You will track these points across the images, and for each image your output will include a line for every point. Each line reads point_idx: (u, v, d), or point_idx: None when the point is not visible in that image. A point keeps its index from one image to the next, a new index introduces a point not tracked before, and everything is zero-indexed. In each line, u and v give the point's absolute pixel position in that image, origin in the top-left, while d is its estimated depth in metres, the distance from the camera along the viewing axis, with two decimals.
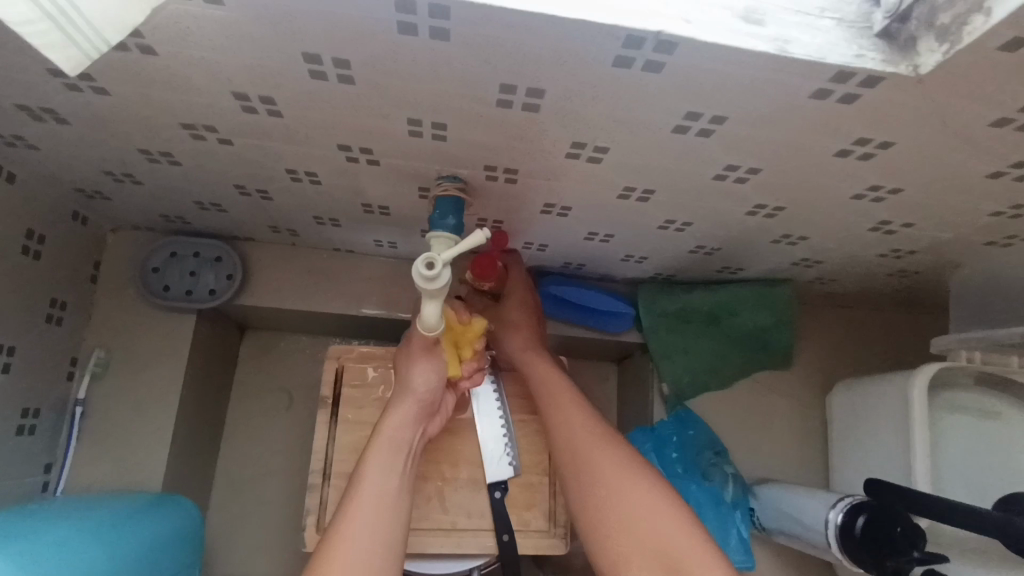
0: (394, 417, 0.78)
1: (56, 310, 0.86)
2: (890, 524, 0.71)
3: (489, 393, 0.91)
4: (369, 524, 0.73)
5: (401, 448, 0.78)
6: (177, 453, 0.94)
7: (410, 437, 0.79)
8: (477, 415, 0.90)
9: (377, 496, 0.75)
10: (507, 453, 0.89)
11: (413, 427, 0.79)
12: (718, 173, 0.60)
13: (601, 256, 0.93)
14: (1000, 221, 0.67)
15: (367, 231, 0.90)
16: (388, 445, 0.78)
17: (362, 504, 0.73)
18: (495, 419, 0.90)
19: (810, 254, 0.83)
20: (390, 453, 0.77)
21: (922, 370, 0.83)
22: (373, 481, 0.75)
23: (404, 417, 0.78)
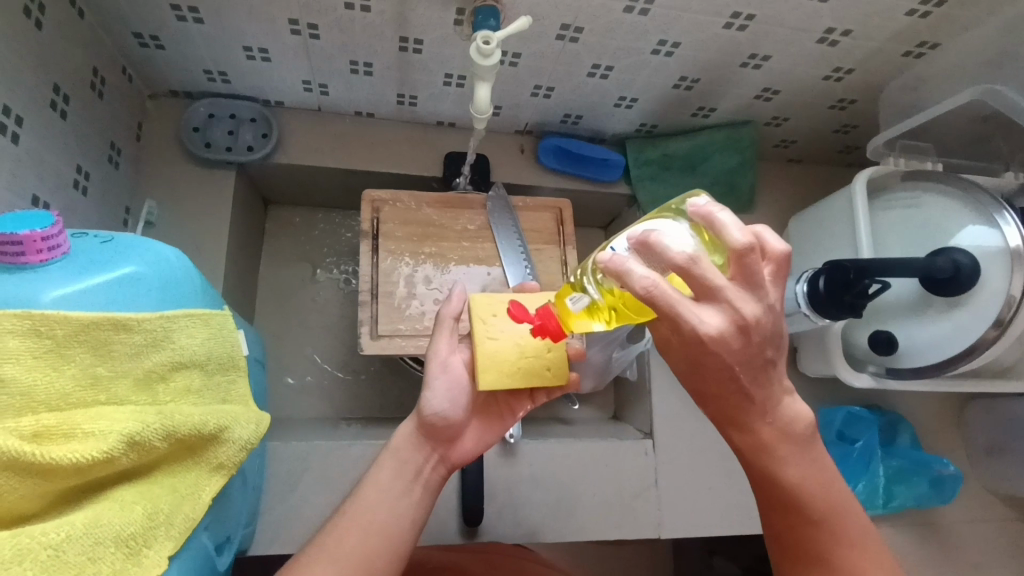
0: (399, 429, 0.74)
1: (114, 154, 0.94)
2: (846, 272, 0.91)
3: (507, 225, 1.08)
4: (360, 532, 0.66)
5: (410, 456, 0.72)
6: (229, 295, 1.04)
7: (416, 445, 0.72)
8: (496, 240, 1.06)
9: (377, 501, 0.69)
10: (527, 268, 1.05)
11: (417, 442, 0.73)
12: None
13: (598, 102, 1.08)
14: (916, 22, 0.87)
15: (395, 82, 1.02)
16: (392, 459, 0.72)
17: (359, 513, 0.68)
18: (513, 241, 1.06)
19: (771, 81, 1.01)
20: (392, 463, 0.71)
21: (860, 174, 1.04)
22: (376, 483, 0.70)
23: (405, 435, 0.73)
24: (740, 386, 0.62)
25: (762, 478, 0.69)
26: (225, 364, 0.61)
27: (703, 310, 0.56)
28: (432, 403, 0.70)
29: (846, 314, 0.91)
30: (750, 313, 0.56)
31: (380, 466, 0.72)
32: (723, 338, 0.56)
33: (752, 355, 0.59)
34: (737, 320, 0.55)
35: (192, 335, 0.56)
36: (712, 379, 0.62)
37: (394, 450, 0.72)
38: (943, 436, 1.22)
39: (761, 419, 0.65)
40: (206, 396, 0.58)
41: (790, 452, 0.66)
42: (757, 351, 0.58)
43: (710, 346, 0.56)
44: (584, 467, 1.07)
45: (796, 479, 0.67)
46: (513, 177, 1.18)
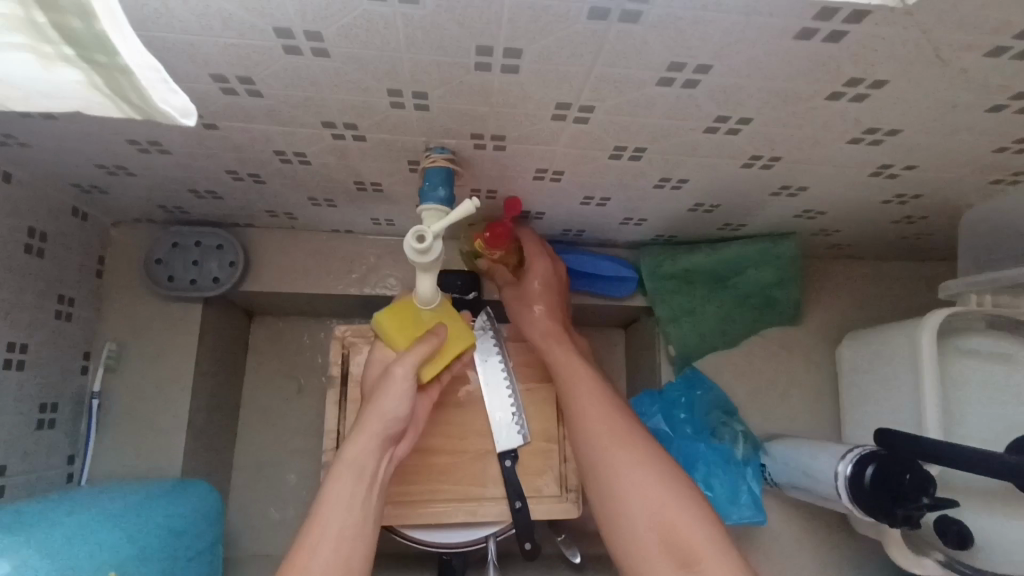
0: (335, 485, 0.69)
1: (64, 306, 0.88)
2: (900, 470, 0.71)
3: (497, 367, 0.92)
4: (325, 544, 0.66)
5: (362, 485, 0.70)
6: (195, 439, 0.97)
7: (371, 431, 0.72)
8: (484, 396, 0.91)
9: (331, 529, 0.67)
10: (516, 423, 0.91)
11: (375, 469, 0.71)
12: (708, 126, 0.59)
13: (601, 221, 0.91)
14: (1007, 157, 0.65)
15: (363, 210, 0.90)
16: (347, 464, 0.70)
17: (314, 551, 0.65)
18: (503, 396, 0.92)
19: (812, 205, 0.81)
20: (350, 477, 0.70)
21: (929, 318, 0.82)
22: (337, 483, 0.69)
23: (364, 450, 0.71)
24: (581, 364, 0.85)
25: (597, 442, 0.76)
26: None
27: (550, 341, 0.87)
28: (388, 413, 0.72)
29: (896, 525, 0.71)
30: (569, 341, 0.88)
31: (331, 483, 0.69)
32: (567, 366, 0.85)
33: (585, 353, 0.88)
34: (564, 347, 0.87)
35: None
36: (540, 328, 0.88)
37: (352, 462, 0.70)
38: None
39: (602, 399, 0.80)
40: None
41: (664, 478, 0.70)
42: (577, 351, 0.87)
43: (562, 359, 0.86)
44: None
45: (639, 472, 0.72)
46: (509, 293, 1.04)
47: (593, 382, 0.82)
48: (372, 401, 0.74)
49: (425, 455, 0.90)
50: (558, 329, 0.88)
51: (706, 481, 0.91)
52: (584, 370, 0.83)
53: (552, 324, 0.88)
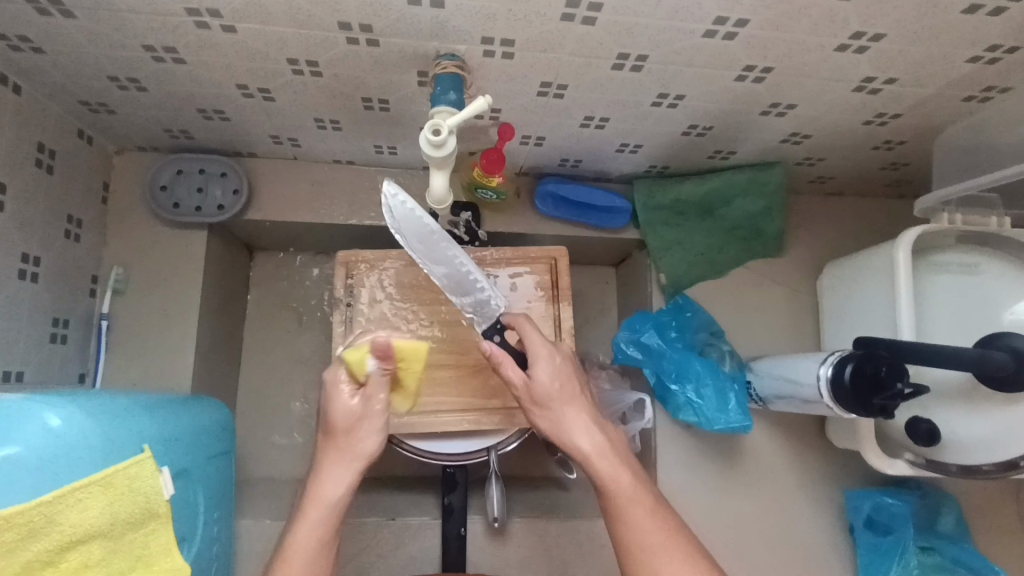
0: (326, 482, 0.71)
1: (73, 227, 0.89)
2: (876, 366, 0.77)
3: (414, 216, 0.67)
4: (301, 559, 0.67)
5: (339, 508, 0.70)
6: (202, 361, 0.99)
7: (354, 462, 0.72)
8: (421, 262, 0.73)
9: (310, 535, 0.68)
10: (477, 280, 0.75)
11: (350, 486, 0.71)
12: (706, 30, 0.64)
13: (597, 148, 0.95)
14: (979, 68, 0.71)
15: (367, 135, 0.92)
16: (315, 512, 0.69)
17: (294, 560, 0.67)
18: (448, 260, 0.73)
19: (798, 127, 0.86)
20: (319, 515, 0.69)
21: (905, 234, 0.87)
22: (309, 521, 0.69)
23: (339, 480, 0.71)
24: (567, 383, 0.73)
25: (609, 507, 0.69)
26: (139, 520, 0.57)
27: (531, 354, 0.73)
28: (370, 444, 0.72)
29: (874, 414, 0.78)
30: (558, 354, 0.73)
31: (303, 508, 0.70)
32: (551, 381, 0.72)
33: (571, 360, 0.75)
34: (551, 364, 0.72)
35: (85, 508, 0.52)
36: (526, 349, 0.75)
37: (323, 500, 0.70)
38: (999, 519, 1.05)
39: (579, 425, 0.72)
40: (111, 563, 0.54)
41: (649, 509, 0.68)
42: (562, 359, 0.74)
43: (543, 373, 0.72)
44: (574, 546, 1.00)
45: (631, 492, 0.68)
46: (508, 223, 1.07)
47: (573, 397, 0.73)
48: (338, 434, 0.72)
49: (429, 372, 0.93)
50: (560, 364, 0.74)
51: (697, 391, 0.96)
52: (580, 402, 0.73)
53: (541, 344, 0.73)
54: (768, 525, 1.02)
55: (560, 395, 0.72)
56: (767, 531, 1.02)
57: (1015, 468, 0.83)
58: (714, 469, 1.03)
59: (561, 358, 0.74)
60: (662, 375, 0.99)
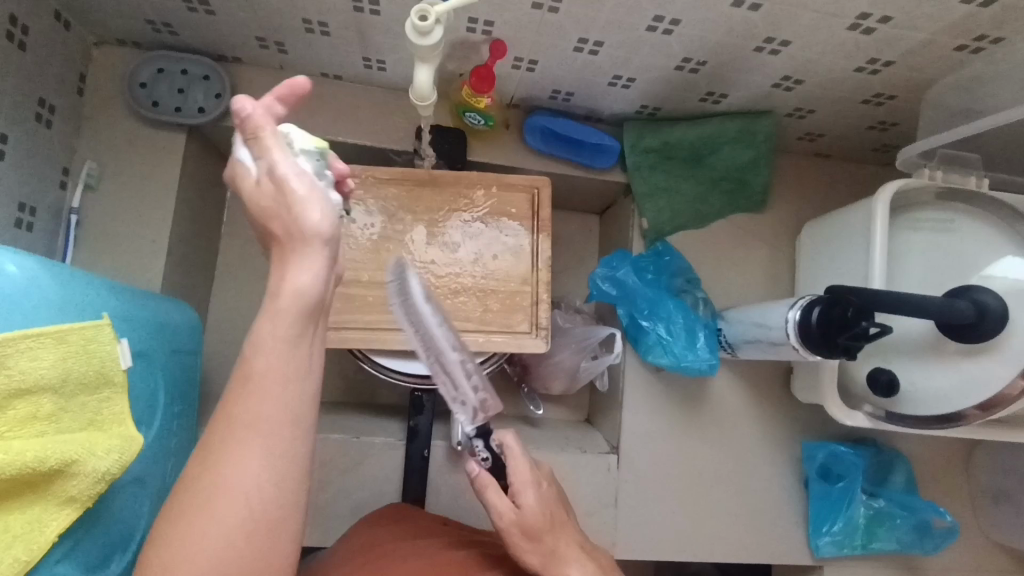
0: (296, 271, 0.49)
1: (45, 111, 0.86)
2: (843, 308, 0.77)
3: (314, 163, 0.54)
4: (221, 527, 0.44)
5: (291, 395, 0.47)
6: (174, 266, 0.98)
7: (285, 334, 0.48)
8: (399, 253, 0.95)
9: (262, 448, 0.46)
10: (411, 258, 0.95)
11: (329, 273, 0.50)
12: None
13: (589, 80, 0.94)
14: (971, 12, 0.71)
15: (357, 44, 0.90)
16: (241, 424, 0.46)
17: (235, 486, 0.45)
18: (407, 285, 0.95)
19: (791, 69, 0.86)
20: (253, 470, 0.45)
21: (887, 187, 0.88)
22: (217, 491, 0.44)
23: (318, 269, 0.49)
24: (551, 555, 0.66)
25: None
26: (92, 384, 0.55)
27: (518, 482, 0.68)
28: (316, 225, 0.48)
29: (838, 356, 0.79)
30: (534, 482, 0.69)
31: (234, 405, 0.46)
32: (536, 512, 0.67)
33: (549, 503, 0.69)
34: (534, 489, 0.68)
35: (35, 358, 0.49)
36: (532, 524, 0.66)
37: (270, 370, 0.47)
38: (949, 482, 1.08)
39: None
40: (62, 422, 0.52)
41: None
42: (542, 519, 0.67)
43: (533, 501, 0.67)
44: None
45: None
46: (494, 154, 1.06)
47: (568, 533, 0.69)
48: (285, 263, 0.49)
49: None
50: (548, 512, 0.68)
51: (668, 331, 0.97)
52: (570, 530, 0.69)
53: (529, 490, 0.68)
54: (726, 470, 1.04)
55: (550, 524, 0.67)
56: (725, 477, 1.04)
57: (951, 424, 0.84)
58: (679, 414, 1.04)
59: (559, 520, 0.69)
60: (634, 313, 0.99)
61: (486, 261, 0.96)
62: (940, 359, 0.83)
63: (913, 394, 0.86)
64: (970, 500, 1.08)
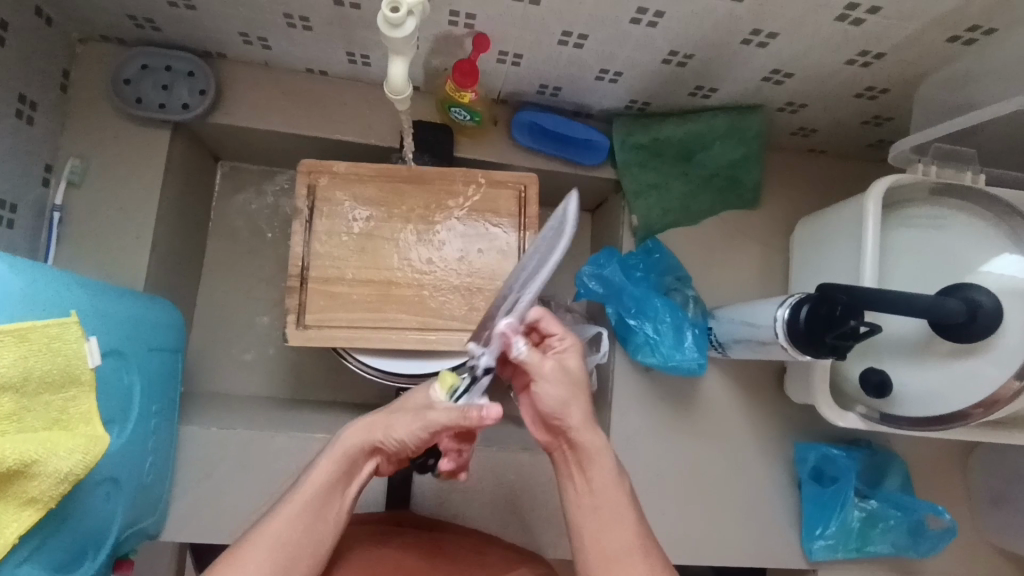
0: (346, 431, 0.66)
1: (26, 108, 0.85)
2: (831, 306, 0.75)
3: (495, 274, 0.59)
4: (254, 555, 0.58)
5: (313, 500, 0.62)
6: (158, 264, 0.97)
7: (339, 449, 0.65)
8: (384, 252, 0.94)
9: (272, 538, 0.60)
10: (394, 256, 0.94)
11: (371, 435, 0.65)
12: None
13: (576, 74, 0.92)
14: (963, 2, 0.69)
15: (341, 39, 0.89)
16: (276, 522, 0.61)
17: (243, 559, 0.58)
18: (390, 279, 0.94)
19: (780, 62, 0.84)
20: (272, 535, 0.59)
21: (878, 182, 0.85)
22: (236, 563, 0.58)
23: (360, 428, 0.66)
24: (567, 440, 0.63)
25: None
26: (57, 383, 0.54)
27: (558, 354, 0.62)
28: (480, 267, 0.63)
29: (826, 355, 0.77)
30: (569, 356, 0.62)
31: (258, 527, 0.61)
32: (552, 399, 0.61)
33: (582, 404, 0.62)
34: (555, 375, 0.61)
35: None
36: (554, 407, 0.61)
37: (340, 445, 0.65)
38: (945, 484, 1.06)
39: (610, 500, 0.62)
40: (23, 420, 0.51)
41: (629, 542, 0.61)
42: (569, 412, 0.61)
43: (544, 388, 0.61)
44: (526, 479, 0.99)
45: (594, 533, 0.62)
46: (481, 151, 1.04)
47: (592, 438, 0.62)
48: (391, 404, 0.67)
49: (385, 288, 0.93)
50: (586, 405, 0.62)
51: (656, 329, 0.96)
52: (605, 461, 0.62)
53: (568, 379, 0.61)
54: (717, 471, 1.02)
55: (572, 416, 0.61)
56: (716, 478, 1.02)
57: (947, 424, 0.82)
58: (670, 413, 1.03)
59: (583, 420, 0.62)
60: (622, 311, 0.98)
61: (471, 260, 0.94)
62: (933, 358, 0.81)
63: (905, 394, 0.84)
64: (967, 502, 1.06)
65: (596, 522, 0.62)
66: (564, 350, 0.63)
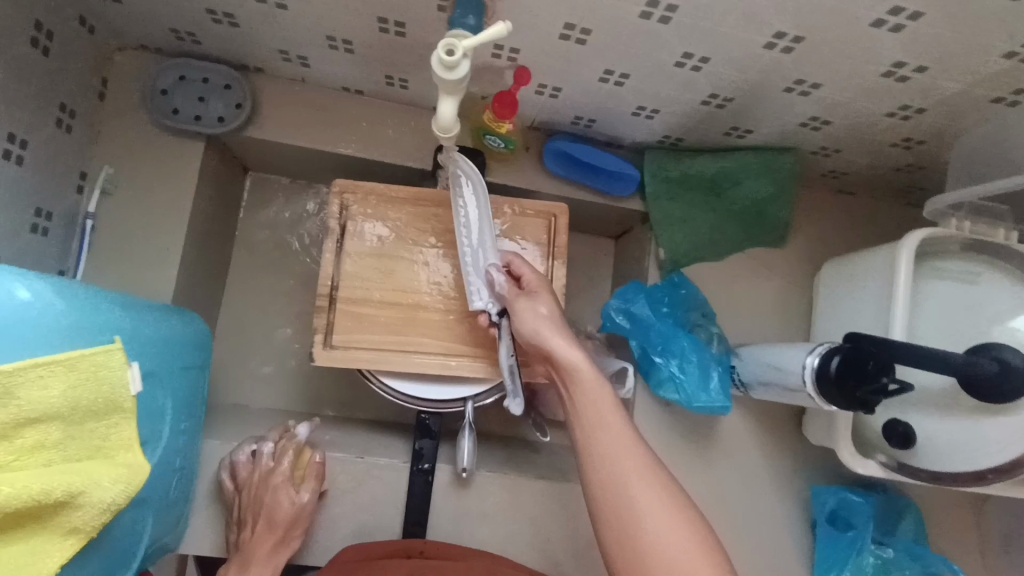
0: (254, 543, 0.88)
1: (65, 117, 0.85)
2: (864, 359, 0.75)
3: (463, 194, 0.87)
4: None
5: None
6: (185, 275, 0.97)
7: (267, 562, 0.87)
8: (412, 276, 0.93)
9: None
10: (422, 279, 0.94)
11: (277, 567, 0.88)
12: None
13: (612, 108, 0.92)
14: (1011, 66, 0.69)
15: (381, 63, 0.89)
16: None
17: None
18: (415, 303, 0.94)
19: (820, 110, 0.84)
20: None
21: (911, 235, 0.85)
22: None
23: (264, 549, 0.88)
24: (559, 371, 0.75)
25: None
26: (99, 411, 0.54)
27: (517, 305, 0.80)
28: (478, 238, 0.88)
29: (855, 408, 0.77)
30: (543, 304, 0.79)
31: None
32: (529, 330, 0.78)
33: (565, 334, 0.76)
34: (542, 316, 0.78)
35: (46, 387, 0.49)
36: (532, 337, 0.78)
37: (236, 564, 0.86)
38: (958, 531, 1.06)
39: (602, 429, 0.69)
40: (67, 449, 0.52)
41: (637, 456, 0.67)
42: (543, 341, 0.76)
43: (524, 321, 0.78)
44: (540, 507, 0.99)
45: (604, 449, 0.68)
46: (512, 177, 1.04)
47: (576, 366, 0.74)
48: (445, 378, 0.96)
49: (412, 311, 0.93)
50: (561, 327, 0.77)
51: (681, 367, 0.95)
52: (589, 385, 0.72)
53: (550, 319, 0.78)
54: (731, 509, 1.02)
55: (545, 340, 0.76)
56: (730, 515, 1.02)
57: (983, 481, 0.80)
58: (687, 448, 1.03)
59: (559, 345, 0.75)
60: (647, 346, 0.98)
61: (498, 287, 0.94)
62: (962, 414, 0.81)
63: (931, 447, 0.84)
64: (979, 551, 1.06)
65: (602, 446, 0.68)
66: (540, 297, 0.80)
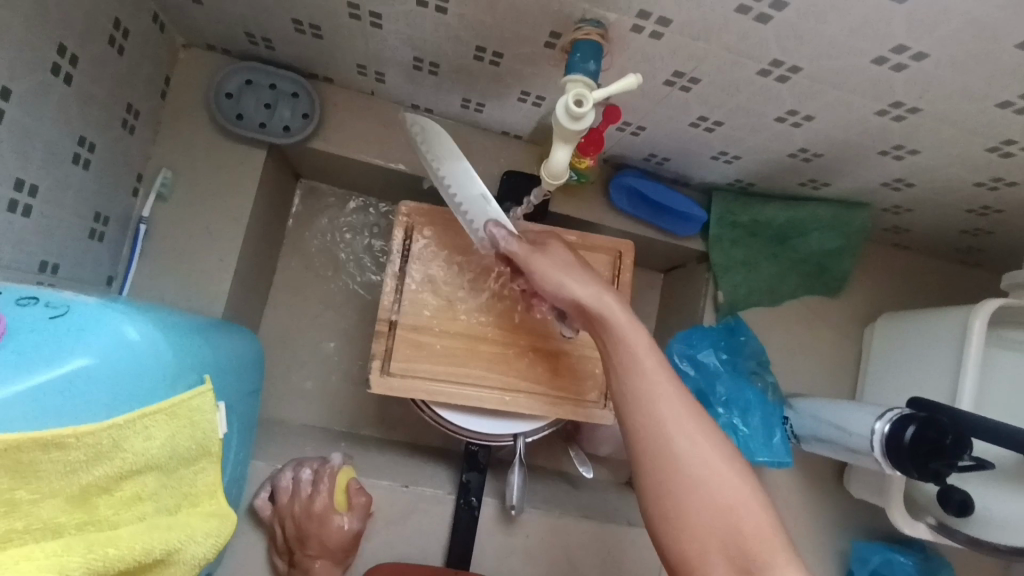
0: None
1: (130, 117, 0.82)
2: (939, 431, 0.74)
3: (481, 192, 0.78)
4: None
5: None
6: (236, 286, 0.94)
7: None
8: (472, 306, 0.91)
9: None
10: (482, 310, 0.91)
11: None
12: (896, 46, 0.58)
13: (692, 151, 0.91)
14: None
15: (463, 87, 0.86)
16: None
17: None
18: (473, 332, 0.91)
19: (907, 173, 0.83)
20: None
21: (986, 303, 0.85)
22: None
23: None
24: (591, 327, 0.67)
25: None
26: (193, 457, 0.52)
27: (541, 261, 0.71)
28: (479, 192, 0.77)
29: (926, 479, 0.76)
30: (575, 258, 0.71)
31: None
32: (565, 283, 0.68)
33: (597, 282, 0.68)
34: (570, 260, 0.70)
35: (149, 437, 0.48)
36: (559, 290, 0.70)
37: None
38: None
39: (637, 383, 0.61)
40: (161, 500, 0.50)
41: (684, 410, 0.59)
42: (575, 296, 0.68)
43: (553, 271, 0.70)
44: (582, 547, 0.97)
45: (638, 395, 0.60)
46: (575, 208, 1.02)
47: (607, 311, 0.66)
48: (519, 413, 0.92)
49: (470, 342, 0.90)
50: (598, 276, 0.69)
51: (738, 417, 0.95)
52: (626, 334, 0.64)
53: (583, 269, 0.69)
54: None
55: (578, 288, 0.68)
56: None
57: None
58: None
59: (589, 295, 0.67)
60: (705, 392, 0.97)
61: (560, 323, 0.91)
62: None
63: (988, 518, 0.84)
64: None
65: (639, 394, 0.61)
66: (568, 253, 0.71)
